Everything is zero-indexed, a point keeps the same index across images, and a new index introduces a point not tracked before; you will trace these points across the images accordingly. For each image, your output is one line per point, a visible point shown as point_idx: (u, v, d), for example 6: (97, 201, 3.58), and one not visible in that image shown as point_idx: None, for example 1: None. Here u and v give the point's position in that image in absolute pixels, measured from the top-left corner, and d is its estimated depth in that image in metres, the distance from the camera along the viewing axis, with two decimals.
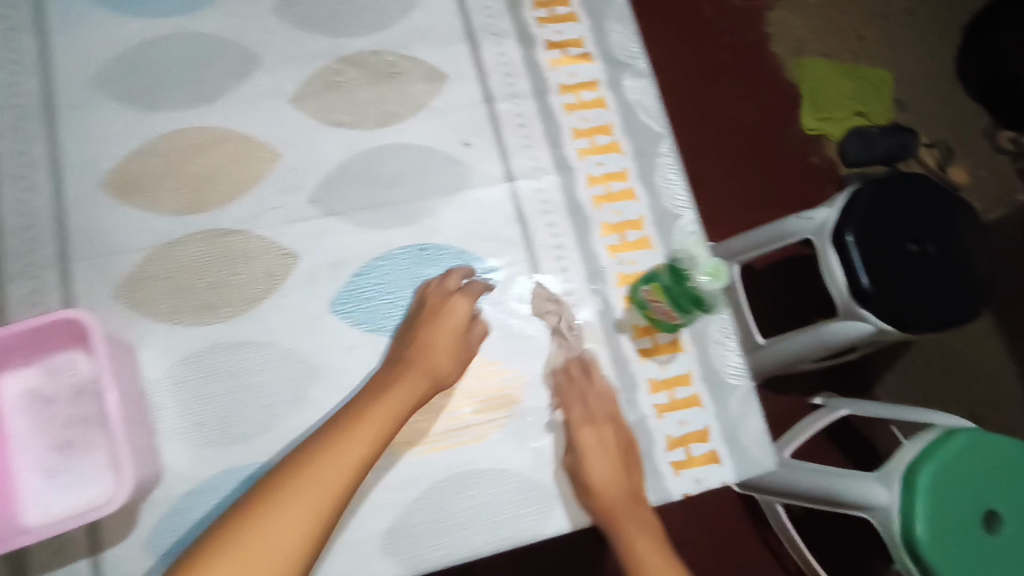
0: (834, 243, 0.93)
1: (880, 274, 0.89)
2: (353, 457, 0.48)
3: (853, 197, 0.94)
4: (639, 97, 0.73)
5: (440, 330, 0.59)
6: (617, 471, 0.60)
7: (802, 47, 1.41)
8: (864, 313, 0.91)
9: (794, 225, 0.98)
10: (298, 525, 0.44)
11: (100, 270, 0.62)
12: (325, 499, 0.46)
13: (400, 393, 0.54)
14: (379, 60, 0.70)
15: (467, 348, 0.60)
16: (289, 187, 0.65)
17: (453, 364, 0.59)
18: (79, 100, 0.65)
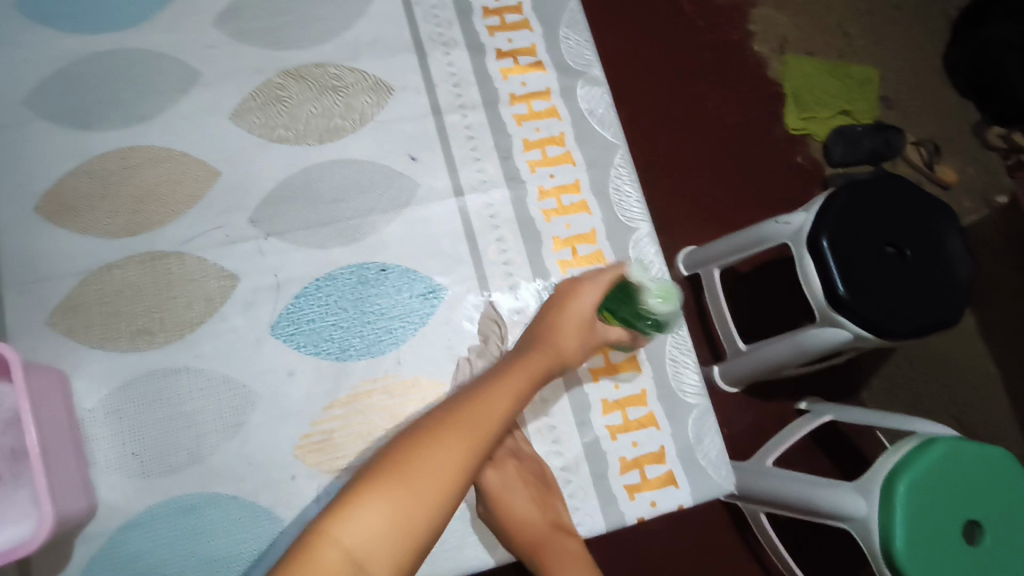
0: (810, 248, 0.90)
1: (855, 279, 0.87)
2: (501, 411, 0.44)
3: (827, 201, 0.91)
4: (592, 106, 0.71)
5: (571, 313, 0.57)
6: (535, 504, 0.58)
7: (782, 45, 1.38)
8: (841, 320, 0.88)
9: (773, 230, 0.95)
10: (441, 479, 0.39)
11: (31, 295, 0.60)
12: (465, 456, 0.40)
13: (534, 369, 0.51)
14: (323, 72, 0.68)
15: (590, 336, 0.57)
16: (230, 206, 0.63)
17: (578, 349, 0.56)
18: (12, 121, 0.63)
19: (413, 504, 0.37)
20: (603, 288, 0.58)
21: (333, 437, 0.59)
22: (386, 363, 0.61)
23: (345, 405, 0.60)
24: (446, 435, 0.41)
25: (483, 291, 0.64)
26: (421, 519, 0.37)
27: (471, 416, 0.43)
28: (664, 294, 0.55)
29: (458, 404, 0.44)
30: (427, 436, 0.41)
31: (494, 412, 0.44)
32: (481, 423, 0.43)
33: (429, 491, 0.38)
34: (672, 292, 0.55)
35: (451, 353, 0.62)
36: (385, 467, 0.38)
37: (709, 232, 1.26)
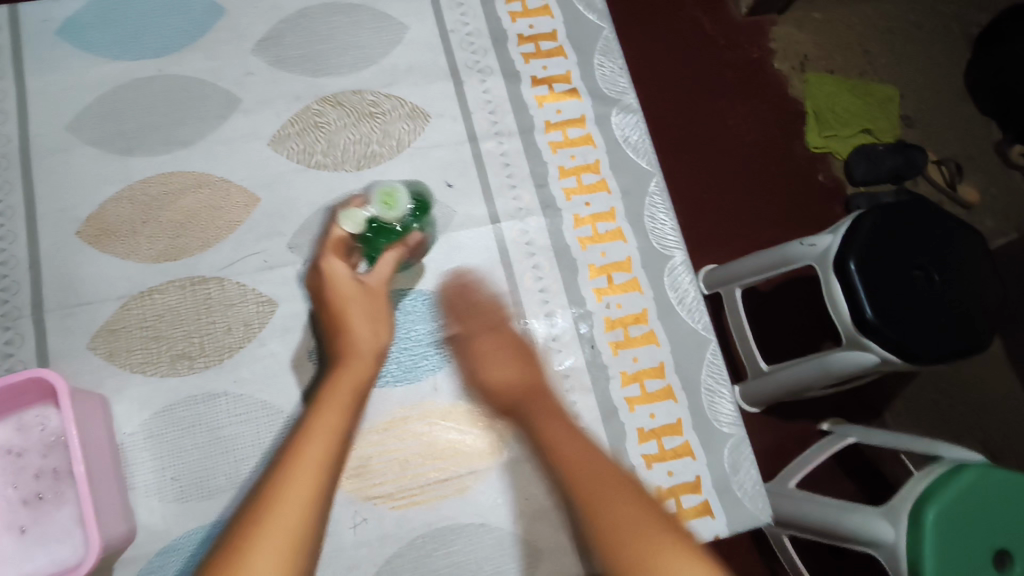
0: (837, 272, 0.89)
1: (884, 304, 0.86)
2: (330, 424, 0.45)
3: (854, 224, 0.91)
4: (626, 134, 0.71)
5: (343, 299, 0.54)
6: (513, 366, 0.58)
7: (804, 64, 1.38)
8: (870, 344, 0.87)
9: (797, 251, 0.94)
10: (294, 527, 0.38)
11: (74, 319, 0.60)
12: (309, 494, 0.40)
13: (344, 384, 0.49)
14: (361, 99, 0.69)
15: (373, 295, 0.55)
16: (269, 232, 0.64)
17: (373, 328, 0.53)
18: (58, 147, 0.64)
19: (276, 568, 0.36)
20: (335, 252, 0.56)
21: (368, 463, 0.59)
22: (423, 390, 0.61)
23: (381, 431, 0.60)
24: (281, 489, 0.40)
25: (517, 317, 0.64)
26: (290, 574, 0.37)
27: (302, 459, 0.42)
28: (389, 196, 0.55)
29: (282, 458, 0.43)
30: (265, 502, 0.40)
31: (324, 443, 0.43)
32: (311, 461, 0.42)
33: (287, 547, 0.37)
34: (391, 190, 0.55)
35: None
36: (234, 548, 0.37)
37: (731, 251, 1.26)
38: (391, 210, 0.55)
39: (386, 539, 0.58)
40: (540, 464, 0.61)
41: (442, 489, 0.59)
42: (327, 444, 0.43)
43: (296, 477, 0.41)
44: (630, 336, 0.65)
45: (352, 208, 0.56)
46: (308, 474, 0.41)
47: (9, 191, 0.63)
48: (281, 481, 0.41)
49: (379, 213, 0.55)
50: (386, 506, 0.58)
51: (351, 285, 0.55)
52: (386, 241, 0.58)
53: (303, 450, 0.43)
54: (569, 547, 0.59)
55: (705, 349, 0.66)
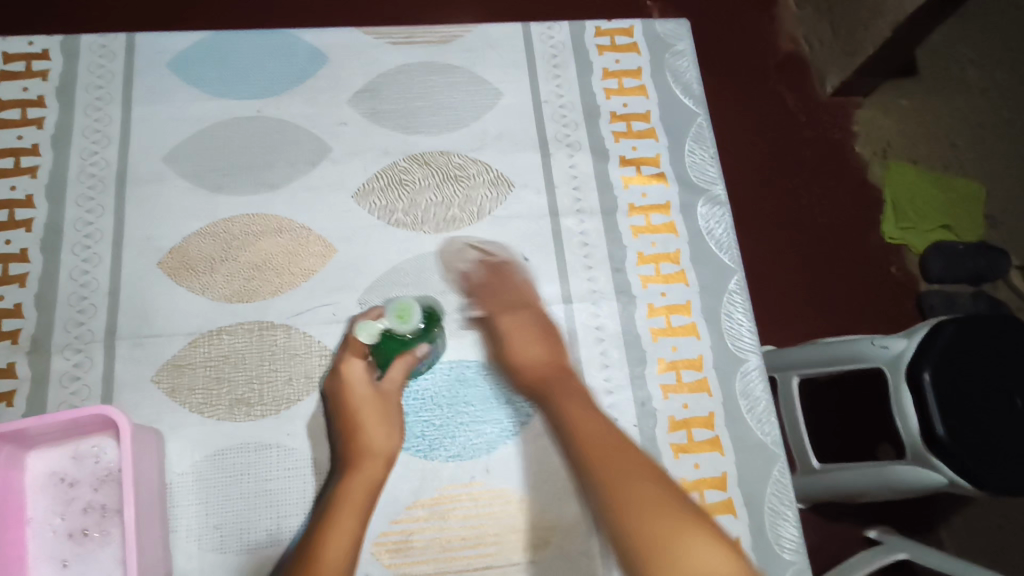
0: (909, 381, 0.84)
1: (960, 424, 0.81)
2: (347, 527, 0.50)
3: (933, 331, 0.85)
4: (711, 226, 0.69)
5: (359, 405, 0.57)
6: (541, 348, 0.59)
7: (887, 152, 1.34)
8: (939, 464, 0.82)
9: (866, 350, 0.88)
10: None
11: (142, 350, 0.61)
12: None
13: (357, 486, 0.53)
14: (448, 161, 0.69)
15: (387, 402, 0.58)
16: (341, 285, 0.64)
17: (386, 429, 0.57)
18: (153, 177, 0.66)
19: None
20: (357, 358, 0.58)
21: (410, 538, 0.57)
22: (475, 469, 0.60)
23: (427, 506, 0.58)
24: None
25: None
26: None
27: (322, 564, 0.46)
28: (403, 310, 0.54)
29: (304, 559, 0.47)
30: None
31: (346, 547, 0.48)
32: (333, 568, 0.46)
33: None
34: (403, 305, 0.54)
35: (540, 469, 0.60)
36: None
37: (792, 338, 1.21)
38: (404, 321, 0.54)
39: None
40: (586, 566, 0.58)
41: None
42: (344, 552, 0.48)
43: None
44: (694, 441, 0.62)
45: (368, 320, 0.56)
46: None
47: (101, 215, 0.64)
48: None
49: (393, 326, 0.54)
50: None
51: (368, 388, 0.58)
52: (396, 351, 0.57)
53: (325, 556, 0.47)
54: None
55: (773, 464, 0.62)
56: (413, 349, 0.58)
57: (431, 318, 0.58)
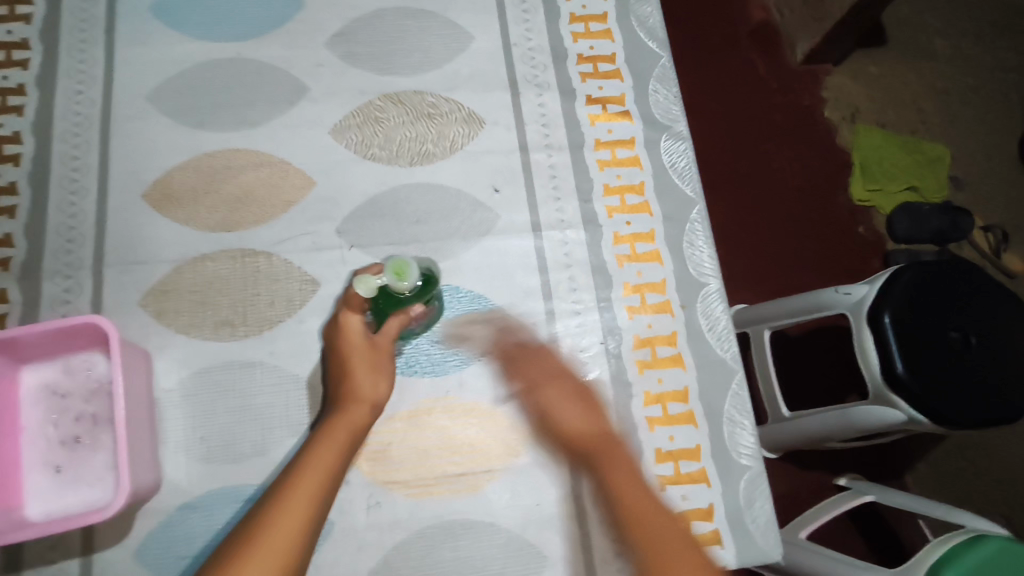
0: (870, 324, 0.89)
1: (915, 359, 0.86)
2: (328, 463, 0.51)
3: (892, 277, 0.91)
4: (674, 160, 0.72)
5: (353, 353, 0.58)
6: (583, 413, 0.60)
7: (855, 115, 1.39)
8: (897, 400, 0.87)
9: (830, 298, 0.94)
10: (287, 548, 0.44)
11: (129, 276, 0.63)
12: (298, 524, 0.46)
13: (341, 425, 0.54)
14: (421, 100, 0.72)
15: (379, 355, 0.58)
16: (320, 215, 0.67)
17: (376, 379, 0.58)
18: (136, 114, 0.68)
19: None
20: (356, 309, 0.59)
21: (388, 448, 0.60)
22: (449, 384, 0.63)
23: (404, 419, 0.61)
24: (279, 512, 0.46)
25: (549, 325, 0.65)
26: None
27: (295, 491, 0.48)
28: (401, 269, 0.53)
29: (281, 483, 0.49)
30: (261, 519, 0.46)
31: (323, 479, 0.49)
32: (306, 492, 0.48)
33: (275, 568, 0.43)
34: (402, 263, 0.53)
35: (512, 382, 0.63)
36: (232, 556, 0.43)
37: (761, 292, 1.26)
38: (402, 280, 0.53)
39: (395, 524, 0.59)
40: (555, 471, 0.61)
41: (456, 483, 0.60)
42: (319, 483, 0.49)
43: (293, 504, 0.47)
44: (658, 357, 0.66)
45: (368, 273, 0.55)
46: (301, 505, 0.47)
47: (87, 151, 0.67)
48: (277, 508, 0.47)
49: (390, 283, 0.53)
50: (400, 493, 0.59)
51: (363, 338, 0.58)
52: (393, 308, 0.57)
53: (301, 484, 0.49)
54: (575, 559, 0.59)
55: (732, 378, 0.65)
56: (409, 308, 0.58)
57: (430, 280, 0.57)
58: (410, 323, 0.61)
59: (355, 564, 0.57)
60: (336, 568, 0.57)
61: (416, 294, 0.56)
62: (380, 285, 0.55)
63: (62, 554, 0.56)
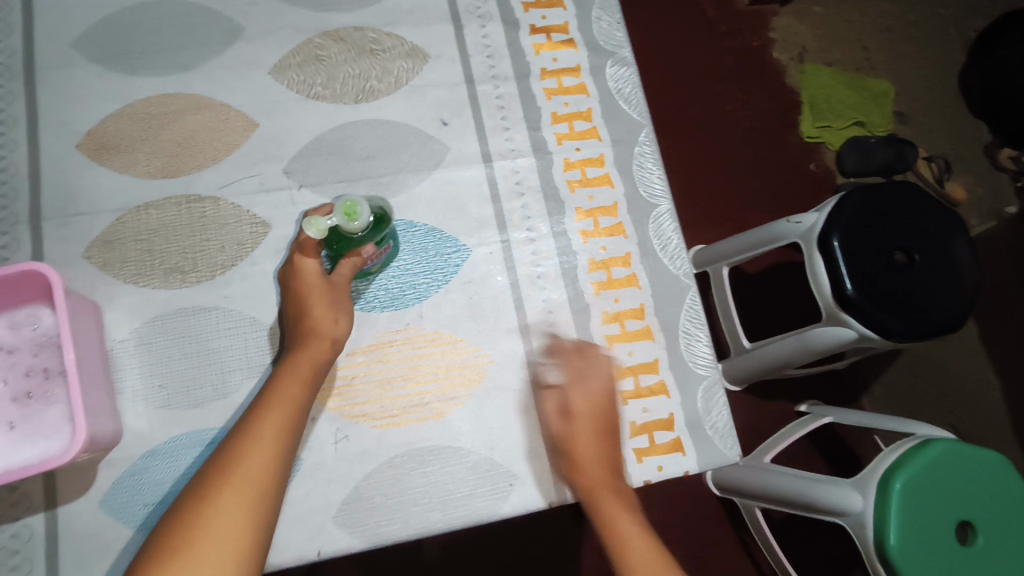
0: (820, 247, 0.93)
1: (864, 279, 0.90)
2: (293, 395, 0.50)
3: (839, 203, 0.94)
4: (620, 86, 0.73)
5: (309, 292, 0.57)
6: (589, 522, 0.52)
7: (803, 55, 1.41)
8: (849, 320, 0.91)
9: (782, 229, 0.97)
10: (259, 479, 0.44)
11: (69, 228, 0.61)
12: (268, 458, 0.45)
13: (302, 360, 0.53)
14: (362, 35, 0.70)
15: (337, 292, 0.58)
16: (266, 157, 0.65)
17: (335, 316, 0.57)
18: (62, 62, 0.65)
19: (244, 516, 0.42)
20: (312, 250, 0.57)
21: (352, 383, 0.60)
22: (409, 316, 0.63)
23: (366, 352, 0.61)
24: (248, 445, 0.45)
25: (506, 252, 0.66)
26: (252, 521, 0.42)
27: (263, 423, 0.47)
28: (352, 210, 0.50)
29: (247, 418, 0.48)
30: (231, 451, 0.45)
31: (289, 411, 0.49)
32: (274, 425, 0.47)
33: (248, 501, 0.43)
34: (353, 203, 0.51)
35: (472, 311, 0.64)
36: (204, 488, 0.43)
37: (718, 230, 1.29)
38: (353, 220, 0.51)
39: (363, 456, 0.59)
40: (520, 394, 0.62)
41: (422, 412, 0.60)
42: (286, 415, 0.48)
43: (263, 434, 0.46)
44: (614, 278, 0.67)
45: (317, 215, 0.53)
46: (271, 434, 0.47)
47: (12, 102, 0.63)
48: (245, 440, 0.46)
49: (341, 224, 0.51)
50: (367, 425, 0.59)
51: (319, 279, 0.57)
52: (345, 248, 0.56)
53: (266, 418, 0.48)
54: (545, 476, 0.60)
55: (685, 295, 0.67)
56: (361, 249, 0.57)
57: (382, 220, 0.54)
58: (365, 263, 0.60)
59: (327, 496, 0.57)
60: (306, 501, 0.57)
61: (370, 234, 0.55)
62: (331, 226, 0.53)
63: (25, 511, 0.54)
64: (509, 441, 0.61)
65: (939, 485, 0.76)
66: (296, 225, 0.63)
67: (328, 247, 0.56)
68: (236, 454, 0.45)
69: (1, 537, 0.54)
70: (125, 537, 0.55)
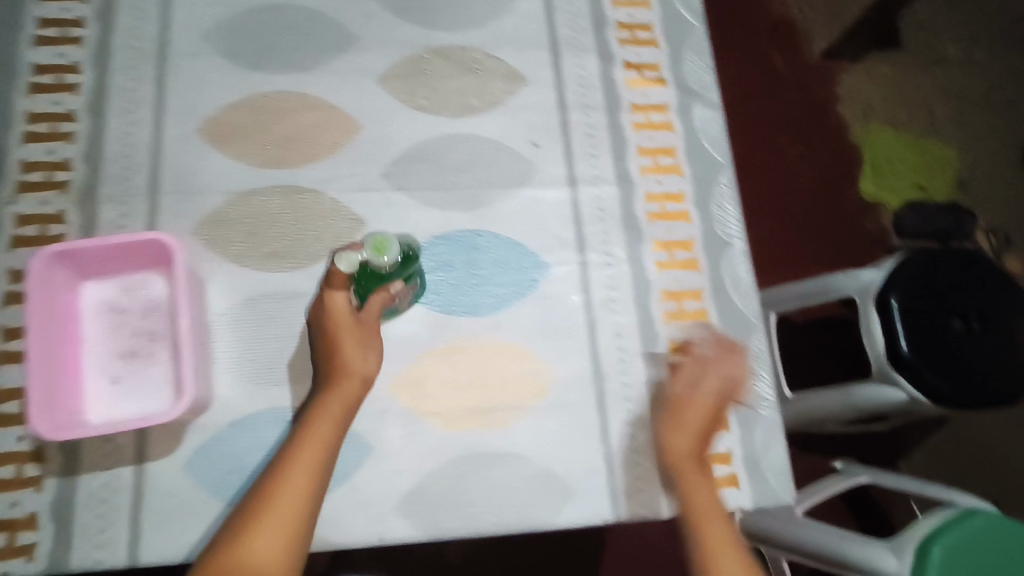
0: (877, 305, 0.94)
1: (919, 340, 0.91)
2: (322, 439, 0.54)
3: (900, 263, 0.95)
4: (705, 127, 0.75)
5: (339, 330, 0.57)
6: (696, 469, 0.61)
7: (868, 114, 1.42)
8: (901, 379, 0.92)
9: (840, 282, 0.97)
10: (287, 524, 0.50)
11: (185, 205, 0.65)
12: (297, 502, 0.51)
13: (334, 400, 0.55)
14: (466, 55, 0.74)
15: (366, 329, 0.58)
16: (366, 158, 0.69)
17: (365, 354, 0.58)
18: (191, 51, 0.70)
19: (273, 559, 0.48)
20: (342, 287, 0.57)
21: (425, 381, 0.62)
22: (484, 325, 0.65)
23: (440, 354, 0.63)
24: (279, 491, 0.51)
25: (583, 273, 0.68)
26: (283, 558, 0.49)
27: (294, 468, 0.52)
28: (382, 244, 0.54)
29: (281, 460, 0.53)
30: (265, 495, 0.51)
31: (317, 455, 0.53)
32: (303, 471, 0.52)
33: (279, 544, 0.49)
34: (383, 237, 0.55)
35: (546, 325, 0.66)
36: (241, 529, 0.49)
37: (769, 278, 1.30)
38: (383, 255, 0.55)
39: (430, 453, 0.60)
40: (583, 410, 0.64)
41: (488, 420, 0.62)
42: (316, 459, 0.53)
43: (293, 480, 0.52)
44: (684, 310, 0.69)
45: (349, 249, 0.56)
46: (300, 480, 0.51)
47: (144, 84, 0.68)
48: (277, 486, 0.51)
49: (372, 259, 0.55)
50: (436, 425, 0.61)
51: (348, 317, 0.57)
52: (376, 283, 0.58)
53: (297, 462, 0.52)
54: (602, 492, 0.62)
55: (752, 335, 0.69)
56: (390, 285, 0.59)
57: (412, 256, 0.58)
58: (393, 300, 0.60)
59: (392, 486, 0.59)
60: (372, 488, 0.59)
61: (399, 271, 0.58)
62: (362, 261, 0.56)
63: (117, 462, 0.58)
64: (570, 454, 0.63)
65: (981, 555, 0.76)
66: (389, 225, 0.66)
67: (358, 282, 0.57)
68: (269, 497, 0.51)
69: (92, 484, 0.57)
70: (203, 499, 0.58)
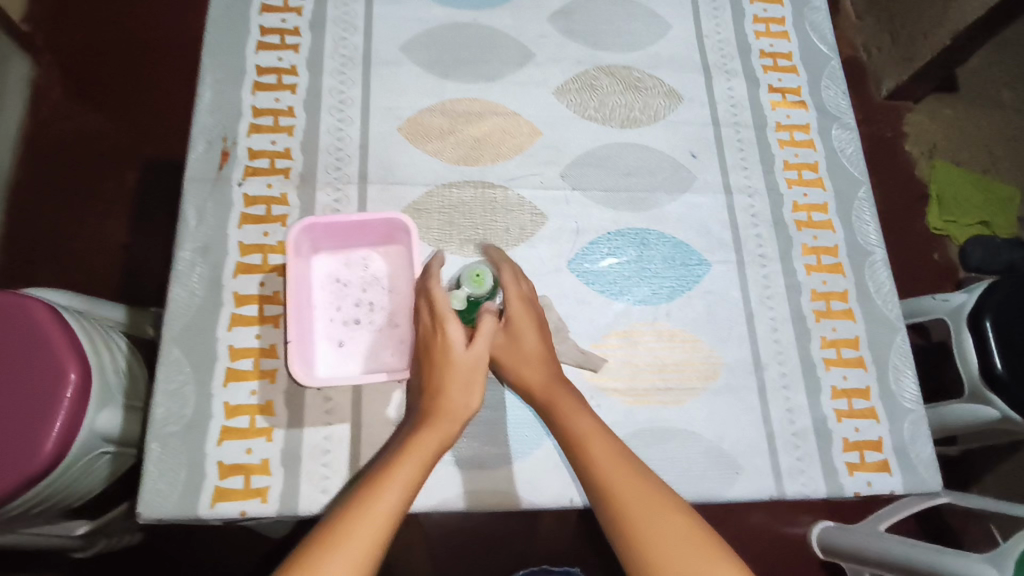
0: (970, 326, 0.97)
1: (1014, 359, 0.92)
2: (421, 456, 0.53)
3: (989, 287, 0.98)
4: (842, 146, 0.82)
5: (450, 365, 0.56)
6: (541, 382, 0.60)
7: (933, 151, 1.49)
8: (993, 398, 0.94)
9: (929, 305, 1.04)
10: (371, 540, 0.48)
11: (389, 194, 0.72)
12: (391, 510, 0.49)
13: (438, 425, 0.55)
14: (629, 74, 0.82)
15: (475, 374, 0.57)
16: (546, 160, 0.76)
17: (467, 396, 0.56)
18: (392, 61, 0.78)
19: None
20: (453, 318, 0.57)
21: (606, 361, 0.69)
22: (658, 312, 0.72)
23: (619, 336, 0.70)
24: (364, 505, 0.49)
25: (741, 272, 0.75)
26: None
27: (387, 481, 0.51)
28: (478, 274, 0.61)
29: (372, 476, 0.51)
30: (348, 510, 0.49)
31: (411, 472, 0.52)
32: (395, 486, 0.50)
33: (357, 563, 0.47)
34: (478, 270, 0.62)
35: (710, 317, 0.72)
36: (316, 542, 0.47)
37: None
38: (481, 284, 0.61)
39: (614, 424, 0.67)
40: (746, 396, 0.70)
41: (663, 396, 0.68)
42: (411, 477, 0.51)
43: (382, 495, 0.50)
44: (832, 309, 0.75)
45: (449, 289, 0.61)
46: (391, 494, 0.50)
47: (351, 87, 0.76)
48: (364, 497, 0.50)
49: (474, 290, 0.61)
50: (618, 399, 0.68)
51: (461, 352, 0.56)
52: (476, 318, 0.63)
53: (389, 476, 0.51)
54: (767, 471, 0.67)
55: (895, 334, 0.74)
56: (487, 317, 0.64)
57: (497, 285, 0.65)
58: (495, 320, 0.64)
59: None
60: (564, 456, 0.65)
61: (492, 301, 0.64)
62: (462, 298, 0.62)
63: (337, 419, 0.64)
64: (735, 434, 0.68)
65: None
66: (569, 220, 0.74)
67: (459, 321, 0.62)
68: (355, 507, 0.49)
69: (316, 437, 0.63)
70: None
